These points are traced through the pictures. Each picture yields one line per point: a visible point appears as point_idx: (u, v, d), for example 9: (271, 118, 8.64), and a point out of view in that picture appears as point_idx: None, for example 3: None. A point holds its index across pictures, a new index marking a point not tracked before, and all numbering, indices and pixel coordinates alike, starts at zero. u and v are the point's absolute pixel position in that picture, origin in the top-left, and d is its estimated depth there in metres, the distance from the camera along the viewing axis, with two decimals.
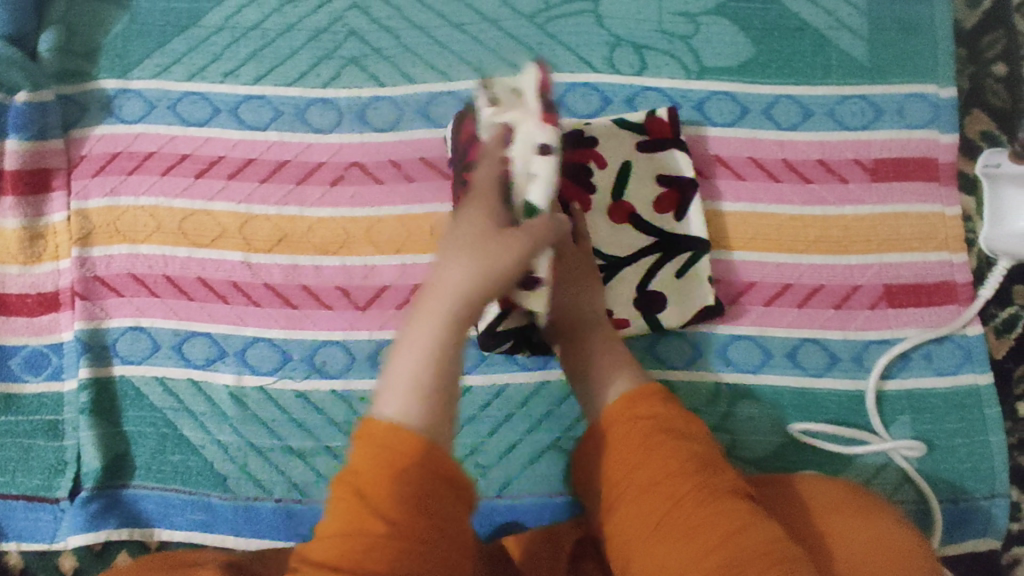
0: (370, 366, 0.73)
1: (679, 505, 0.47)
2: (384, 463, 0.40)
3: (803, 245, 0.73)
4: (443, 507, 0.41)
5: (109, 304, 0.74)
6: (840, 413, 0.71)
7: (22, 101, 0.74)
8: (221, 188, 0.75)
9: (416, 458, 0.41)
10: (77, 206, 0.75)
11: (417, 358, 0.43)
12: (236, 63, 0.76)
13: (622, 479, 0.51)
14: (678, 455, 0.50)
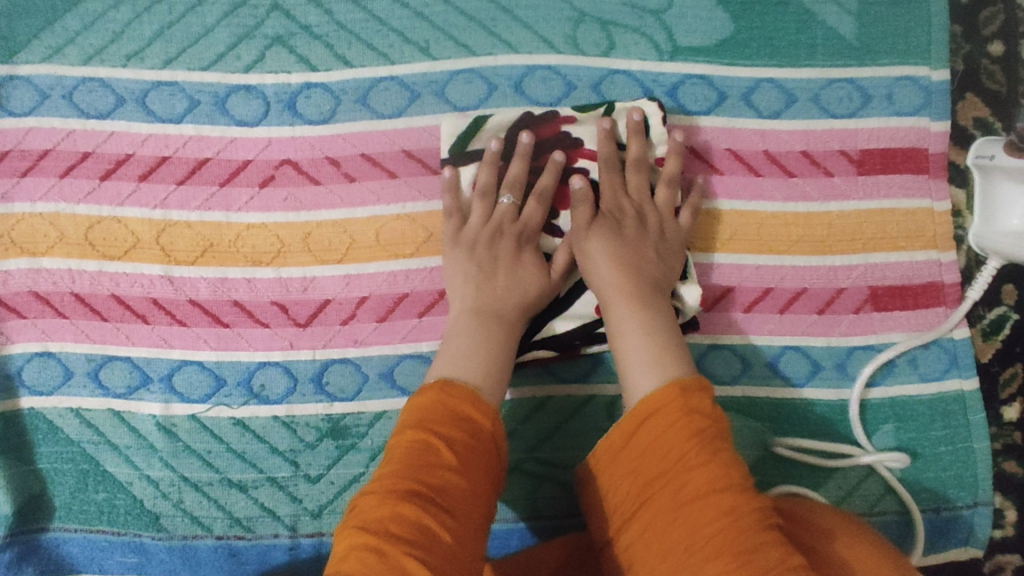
0: (315, 389, 0.65)
1: (677, 511, 0.44)
2: (445, 419, 0.47)
3: (785, 246, 0.67)
4: (477, 452, 0.47)
5: (11, 328, 0.65)
6: (822, 425, 0.66)
7: None
8: (132, 190, 0.66)
9: (482, 419, 0.49)
10: None
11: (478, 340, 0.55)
12: (139, 43, 0.66)
13: (633, 486, 0.48)
14: (673, 457, 0.46)
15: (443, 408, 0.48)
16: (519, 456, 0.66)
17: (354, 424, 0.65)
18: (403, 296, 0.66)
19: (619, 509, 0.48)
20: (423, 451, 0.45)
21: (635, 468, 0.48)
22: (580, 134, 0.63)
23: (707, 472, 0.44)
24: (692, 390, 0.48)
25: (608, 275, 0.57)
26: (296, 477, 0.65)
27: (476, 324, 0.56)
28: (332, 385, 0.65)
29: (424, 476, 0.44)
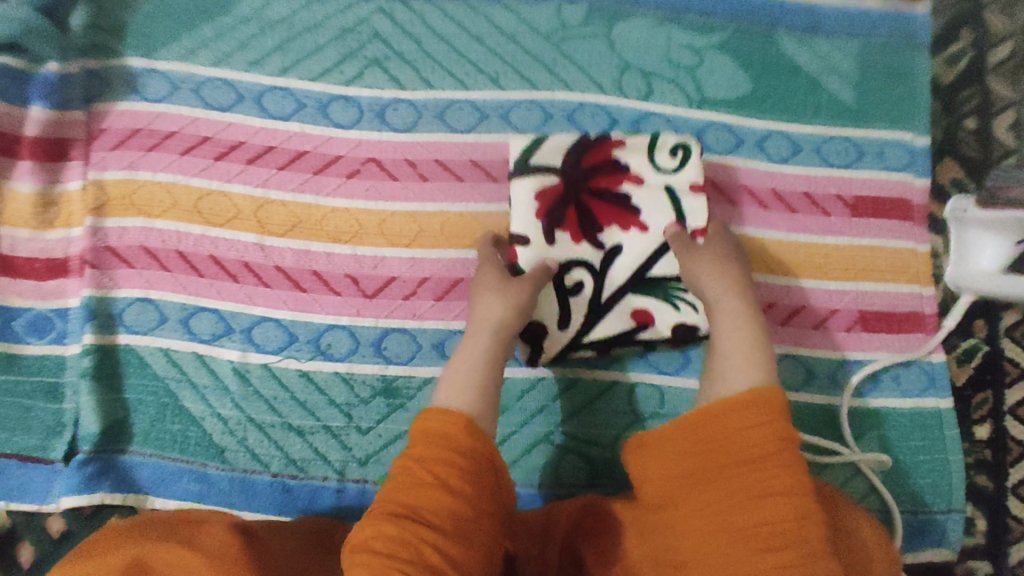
0: (374, 352, 0.75)
1: (742, 489, 0.52)
2: (440, 449, 0.55)
3: (787, 270, 0.78)
4: (433, 457, 0.55)
5: (119, 275, 0.75)
6: (813, 426, 0.75)
7: (52, 71, 0.77)
8: (239, 170, 0.77)
9: (470, 438, 0.56)
10: (94, 176, 0.76)
11: (464, 377, 0.63)
12: (262, 53, 0.80)
13: (674, 468, 0.56)
14: (754, 450, 0.54)
15: (436, 430, 0.56)
16: (546, 429, 0.74)
17: (405, 385, 0.74)
18: (457, 280, 0.76)
19: (680, 477, 0.56)
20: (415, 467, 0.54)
21: (707, 447, 0.56)
22: (627, 159, 0.73)
23: (782, 468, 0.53)
24: (782, 405, 0.56)
25: (720, 292, 0.67)
26: (348, 427, 0.73)
27: (457, 366, 0.65)
28: (389, 350, 0.75)
29: (421, 483, 0.53)
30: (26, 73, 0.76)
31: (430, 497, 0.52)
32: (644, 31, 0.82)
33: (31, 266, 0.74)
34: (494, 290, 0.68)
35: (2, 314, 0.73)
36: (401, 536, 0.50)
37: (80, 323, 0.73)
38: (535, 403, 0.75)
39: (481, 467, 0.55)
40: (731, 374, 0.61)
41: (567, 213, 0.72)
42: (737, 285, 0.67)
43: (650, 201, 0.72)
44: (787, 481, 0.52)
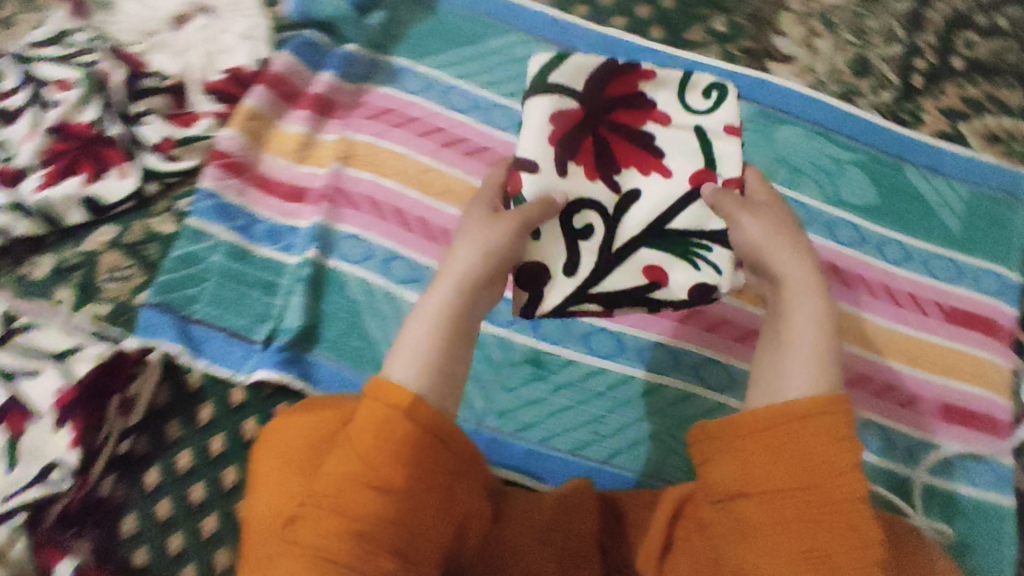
0: (532, 328, 0.88)
1: (815, 499, 0.51)
2: (355, 458, 0.49)
3: (888, 352, 0.91)
4: (382, 476, 0.49)
5: (345, 213, 0.92)
6: (888, 489, 0.86)
7: (349, 50, 0.99)
8: (456, 158, 0.95)
9: (411, 418, 0.50)
10: (346, 134, 0.95)
11: (413, 340, 0.56)
12: (498, 78, 1.00)
13: (738, 470, 0.54)
14: (836, 466, 0.52)
15: (373, 424, 0.50)
16: (661, 429, 0.85)
17: (551, 360, 0.87)
18: None
19: (751, 478, 0.53)
20: (357, 487, 0.48)
21: (775, 451, 0.53)
22: (654, 96, 0.74)
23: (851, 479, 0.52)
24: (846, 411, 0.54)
25: (795, 275, 0.62)
26: (496, 383, 0.86)
27: (411, 327, 0.57)
28: (545, 330, 0.88)
29: (425, 447, 0.50)
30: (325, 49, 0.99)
31: (348, 497, 0.48)
32: (801, 136, 1.00)
33: (280, 188, 0.93)
34: (477, 224, 0.64)
35: (252, 218, 0.91)
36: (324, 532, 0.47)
37: (307, 242, 0.90)
38: (655, 405, 0.86)
39: (428, 454, 0.50)
40: (798, 366, 0.58)
41: (580, 143, 0.70)
42: (812, 275, 0.63)
43: (678, 145, 0.72)
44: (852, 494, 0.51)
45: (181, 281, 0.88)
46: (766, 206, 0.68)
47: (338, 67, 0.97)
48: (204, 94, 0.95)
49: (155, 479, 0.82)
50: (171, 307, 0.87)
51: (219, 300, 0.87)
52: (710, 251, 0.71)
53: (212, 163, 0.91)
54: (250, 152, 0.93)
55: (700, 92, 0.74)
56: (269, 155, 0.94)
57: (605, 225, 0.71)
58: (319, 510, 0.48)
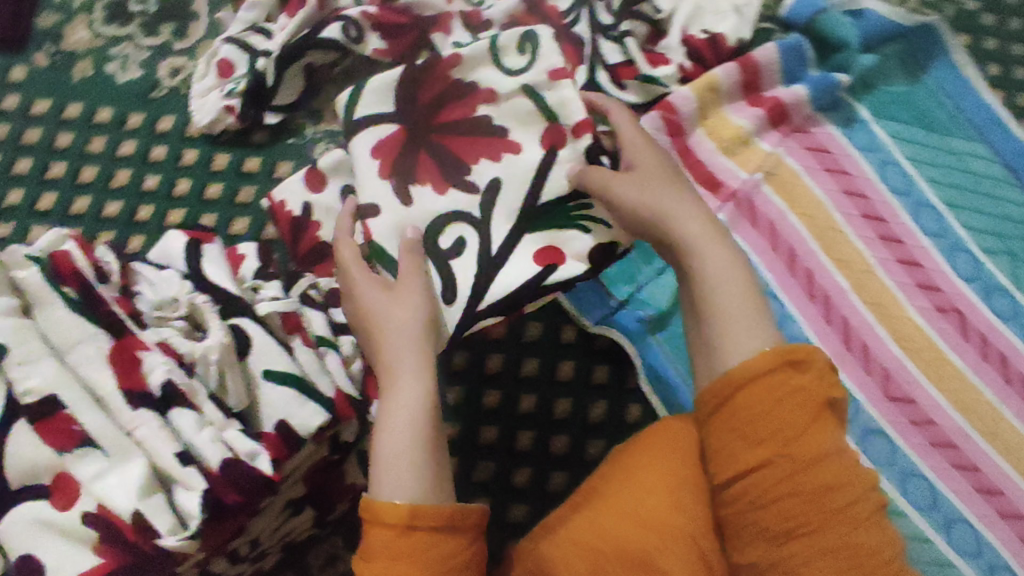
0: (860, 436, 0.84)
1: (775, 445, 0.58)
2: (400, 545, 0.52)
3: None
4: (400, 544, 0.52)
5: (740, 225, 0.89)
6: None
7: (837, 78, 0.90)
8: (869, 237, 0.89)
9: (408, 514, 0.53)
10: (780, 153, 0.90)
11: (400, 425, 0.57)
12: (944, 180, 0.92)
13: (748, 441, 0.59)
14: (780, 409, 0.58)
15: (389, 540, 0.52)
16: None
17: None
18: (949, 444, 0.84)
19: (758, 442, 0.58)
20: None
21: (765, 414, 0.58)
22: (483, 74, 0.72)
23: (817, 383, 0.59)
24: (792, 355, 0.59)
25: (734, 304, 0.63)
26: None
27: (390, 408, 0.58)
28: (871, 446, 0.84)
29: (422, 531, 0.53)
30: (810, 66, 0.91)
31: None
32: None
33: (700, 170, 0.89)
34: (385, 305, 0.63)
35: None
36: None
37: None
38: None
39: (441, 543, 0.53)
40: (741, 339, 0.61)
41: (415, 163, 0.69)
42: (735, 261, 0.65)
43: (511, 113, 0.70)
44: (817, 400, 0.59)
45: None
46: (653, 168, 0.69)
47: (816, 87, 0.90)
48: (679, 41, 0.90)
49: (464, 363, 0.82)
50: None
51: None
52: (583, 232, 0.68)
53: (657, 113, 0.87)
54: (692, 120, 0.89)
55: (514, 49, 0.72)
56: (703, 133, 0.90)
57: (477, 233, 0.67)
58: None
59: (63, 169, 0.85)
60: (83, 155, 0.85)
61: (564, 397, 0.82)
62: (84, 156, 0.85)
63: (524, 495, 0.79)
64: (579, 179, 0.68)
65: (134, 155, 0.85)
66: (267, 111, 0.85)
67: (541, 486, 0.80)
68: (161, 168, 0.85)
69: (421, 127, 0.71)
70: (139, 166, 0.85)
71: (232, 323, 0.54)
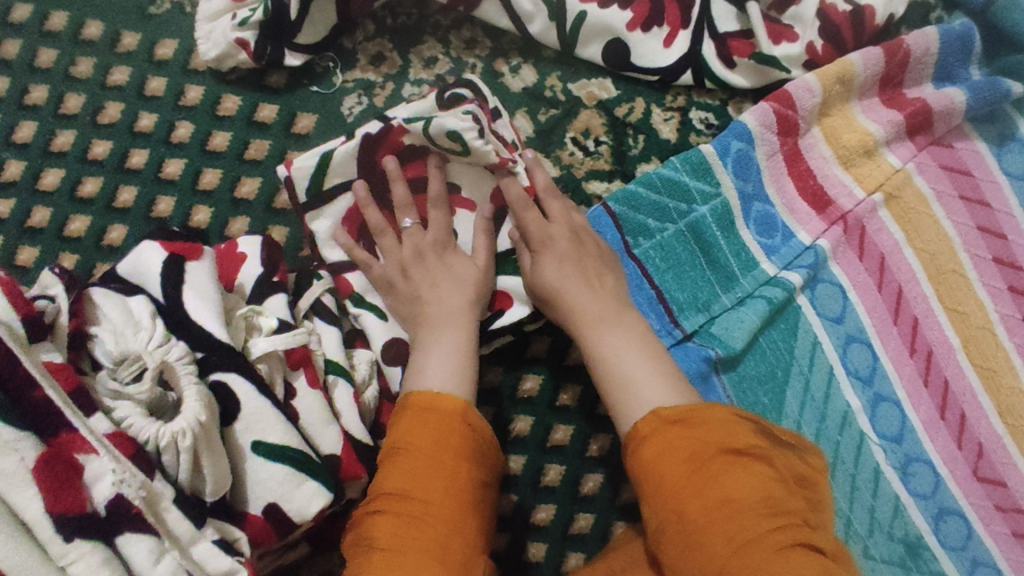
0: (932, 518, 0.72)
1: (686, 529, 0.48)
2: (431, 432, 0.50)
3: None
4: (435, 500, 0.47)
5: (844, 252, 0.73)
6: None
7: (1007, 86, 0.72)
8: (997, 287, 0.74)
9: (439, 478, 0.48)
10: (910, 169, 0.74)
11: (440, 350, 0.57)
12: None
13: (681, 521, 0.49)
14: (679, 480, 0.50)
15: (426, 430, 0.50)
16: None
17: (930, 563, 0.71)
18: None
19: (688, 531, 0.48)
20: (393, 507, 0.47)
21: (692, 485, 0.49)
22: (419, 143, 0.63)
23: (715, 428, 0.51)
24: (671, 415, 0.53)
25: (643, 371, 0.58)
26: (862, 541, 0.70)
27: (432, 337, 0.58)
28: (945, 530, 0.72)
29: (448, 487, 0.48)
30: (966, 66, 0.74)
31: (433, 493, 0.47)
32: None
33: (810, 181, 0.73)
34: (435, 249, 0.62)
35: (758, 188, 0.71)
36: (412, 539, 0.45)
37: (799, 259, 0.71)
38: None
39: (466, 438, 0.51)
40: (639, 394, 0.56)
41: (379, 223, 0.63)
42: (636, 329, 0.62)
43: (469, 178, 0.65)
44: (711, 451, 0.50)
45: (648, 207, 0.69)
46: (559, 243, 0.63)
47: (974, 93, 0.72)
48: (815, 11, 0.71)
49: (496, 379, 0.70)
50: (622, 225, 0.70)
51: (670, 254, 0.70)
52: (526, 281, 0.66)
53: (771, 104, 0.70)
54: (814, 117, 0.72)
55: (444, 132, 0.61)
56: (821, 135, 0.72)
57: None
58: (395, 509, 0.47)
59: (45, 95, 0.71)
60: (69, 80, 0.71)
61: (602, 433, 0.70)
62: (71, 80, 0.71)
63: (543, 536, 0.68)
64: (514, 236, 0.65)
65: (129, 86, 0.71)
66: (288, 50, 0.69)
67: (564, 526, 0.68)
68: (158, 106, 0.71)
69: (376, 166, 0.63)
70: (134, 101, 0.71)
71: (214, 379, 0.44)
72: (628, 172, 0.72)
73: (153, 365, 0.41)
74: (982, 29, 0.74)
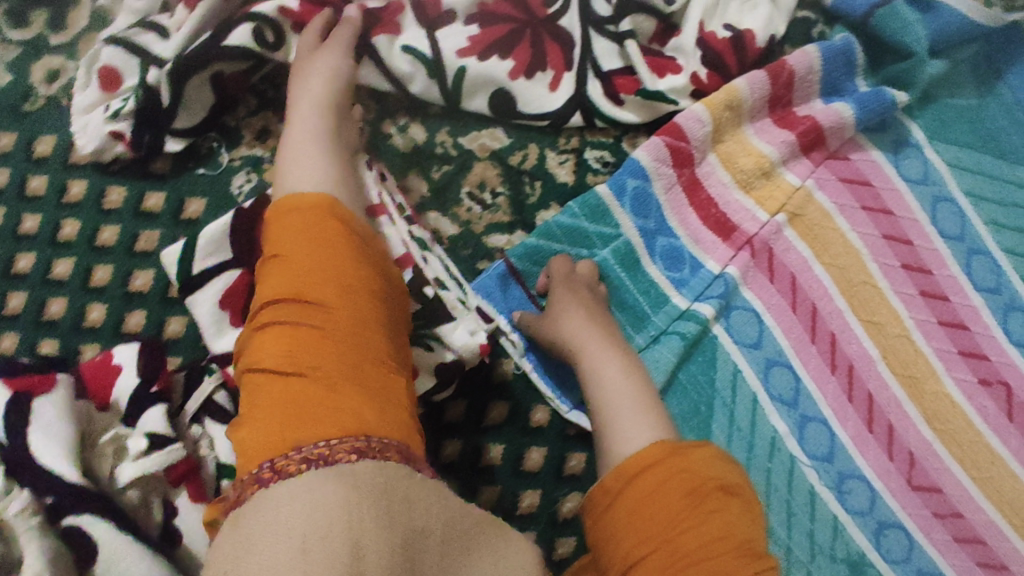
0: (873, 533, 0.71)
1: (673, 557, 0.47)
2: (313, 236, 0.50)
3: None
4: (327, 300, 0.48)
5: (754, 277, 0.72)
6: None
7: (892, 96, 0.72)
8: (909, 293, 0.74)
9: (337, 283, 0.49)
10: (810, 186, 0.74)
11: (307, 152, 0.58)
12: (1006, 222, 0.76)
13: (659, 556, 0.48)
14: (672, 511, 0.49)
15: (302, 230, 0.51)
16: None
17: None
18: (978, 540, 0.71)
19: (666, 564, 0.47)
20: (298, 309, 0.47)
21: (682, 519, 0.48)
22: None
23: (709, 463, 0.51)
24: (670, 444, 0.52)
25: (624, 394, 0.59)
26: (803, 566, 0.69)
27: (300, 148, 0.58)
28: (886, 543, 0.71)
29: (348, 295, 0.49)
30: (853, 78, 0.74)
31: (333, 301, 0.48)
32: None
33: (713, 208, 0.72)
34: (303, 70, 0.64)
35: (660, 224, 0.71)
36: (319, 355, 0.45)
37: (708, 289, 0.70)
38: None
39: (353, 242, 0.52)
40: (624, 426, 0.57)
41: None
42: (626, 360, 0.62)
43: None
44: (714, 487, 0.50)
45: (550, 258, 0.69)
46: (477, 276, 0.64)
47: (862, 105, 0.72)
48: (694, 41, 0.71)
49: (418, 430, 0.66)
50: (525, 279, 0.69)
51: None
52: (428, 350, 0.60)
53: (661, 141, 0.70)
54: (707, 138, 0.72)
55: None
56: (719, 164, 0.72)
57: None
58: (292, 319, 0.47)
59: None
60: None
61: (529, 491, 0.67)
62: None
63: None
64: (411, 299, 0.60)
65: (7, 190, 0.69)
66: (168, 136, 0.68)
67: None
68: (40, 206, 0.69)
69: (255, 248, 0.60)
70: (14, 204, 0.68)
71: (69, 523, 0.44)
72: (528, 221, 0.71)
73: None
74: (866, 39, 0.74)
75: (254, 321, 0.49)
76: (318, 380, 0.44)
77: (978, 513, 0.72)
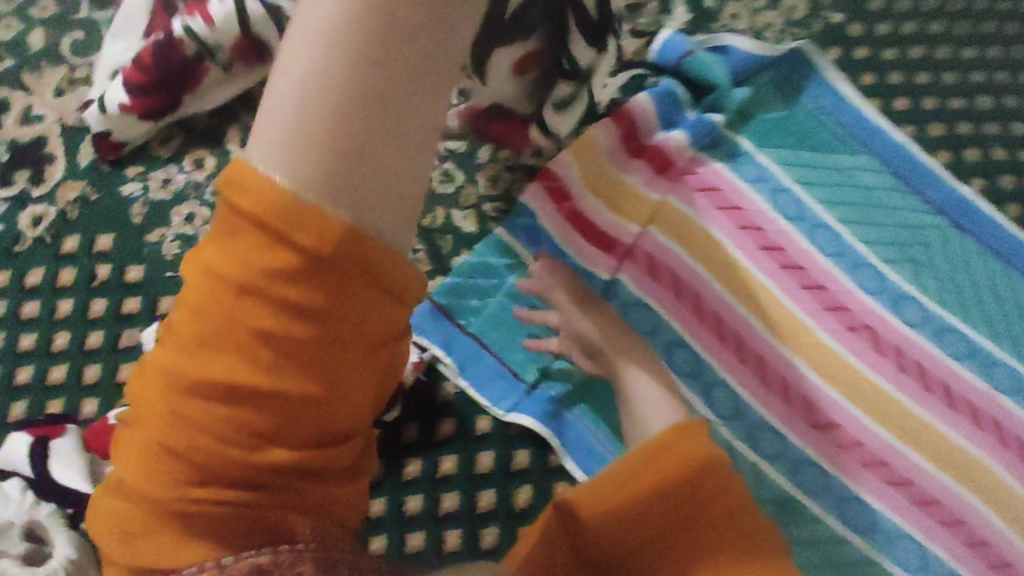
0: (789, 471, 0.82)
1: (642, 526, 0.55)
2: (239, 248, 0.38)
3: None
4: (222, 392, 0.39)
5: (641, 278, 0.87)
6: None
7: (713, 121, 0.93)
8: (771, 268, 0.90)
9: (234, 366, 0.39)
10: (669, 200, 0.90)
11: (291, 70, 0.39)
12: (833, 198, 0.93)
13: (638, 523, 0.55)
14: (648, 483, 0.55)
15: (239, 247, 0.38)
16: None
17: (800, 509, 0.81)
18: (879, 462, 0.83)
19: (643, 527, 0.55)
20: (188, 401, 0.39)
21: (658, 486, 0.55)
22: None
23: (692, 446, 0.56)
24: (663, 437, 0.56)
25: (659, 412, 0.70)
26: None
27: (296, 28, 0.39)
28: (802, 477, 0.82)
29: (251, 382, 0.39)
30: (682, 111, 0.93)
31: (235, 394, 0.39)
32: None
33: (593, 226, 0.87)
34: None
35: (553, 249, 0.86)
36: (215, 457, 0.40)
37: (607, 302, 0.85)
38: None
39: (349, 239, 0.38)
40: (657, 419, 0.69)
41: None
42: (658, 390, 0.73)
43: None
44: (697, 466, 0.55)
45: (468, 292, 0.84)
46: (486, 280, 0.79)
47: (692, 132, 0.92)
48: None
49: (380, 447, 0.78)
50: (451, 313, 0.83)
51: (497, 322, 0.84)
52: None
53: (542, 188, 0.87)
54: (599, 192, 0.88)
55: None
56: (596, 198, 0.88)
57: None
58: (180, 403, 0.39)
59: None
60: None
61: (485, 490, 0.78)
62: None
63: None
64: None
65: (6, 317, 0.80)
66: None
67: None
68: (36, 325, 0.80)
69: None
70: (13, 327, 0.79)
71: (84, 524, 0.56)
72: (446, 266, 0.86)
73: (19, 526, 0.54)
74: (685, 82, 0.94)
75: (144, 377, 0.41)
76: (219, 478, 0.41)
77: (874, 437, 0.84)
